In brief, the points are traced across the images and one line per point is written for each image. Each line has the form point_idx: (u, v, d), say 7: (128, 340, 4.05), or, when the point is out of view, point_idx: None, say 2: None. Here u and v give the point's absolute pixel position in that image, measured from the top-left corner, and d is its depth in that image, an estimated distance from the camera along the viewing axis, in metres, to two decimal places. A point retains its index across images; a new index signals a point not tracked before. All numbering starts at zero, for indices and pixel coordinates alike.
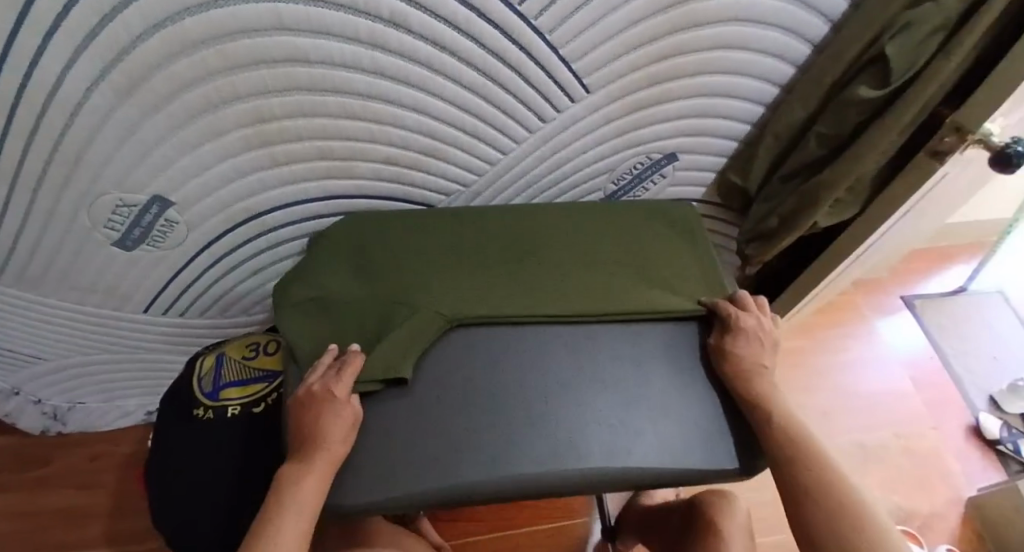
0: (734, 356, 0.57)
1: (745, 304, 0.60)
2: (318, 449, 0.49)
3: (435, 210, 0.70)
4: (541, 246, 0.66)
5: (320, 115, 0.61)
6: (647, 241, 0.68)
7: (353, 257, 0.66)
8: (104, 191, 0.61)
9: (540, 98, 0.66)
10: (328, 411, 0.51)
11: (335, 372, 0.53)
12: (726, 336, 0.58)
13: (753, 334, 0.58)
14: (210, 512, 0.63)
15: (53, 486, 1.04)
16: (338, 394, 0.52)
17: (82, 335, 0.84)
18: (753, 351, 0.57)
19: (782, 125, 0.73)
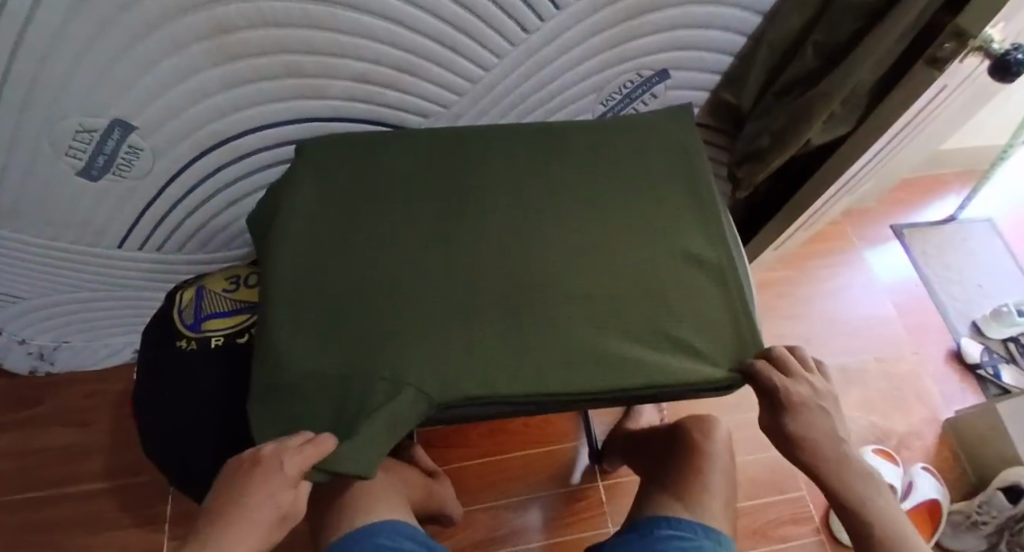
0: (797, 437, 0.52)
1: (787, 367, 0.53)
2: (228, 524, 0.40)
3: (415, 241, 0.58)
4: (542, 286, 0.56)
5: (284, 25, 0.57)
6: (667, 282, 0.57)
7: (315, 308, 0.54)
8: (64, 114, 0.58)
9: (522, 6, 0.62)
10: (268, 494, 0.42)
11: (293, 446, 0.44)
12: (784, 416, 0.52)
13: (814, 406, 0.52)
14: (199, 441, 0.63)
15: (46, 424, 1.05)
16: (288, 473, 0.43)
17: (58, 273, 0.82)
18: (822, 430, 0.52)
19: (778, 37, 0.70)
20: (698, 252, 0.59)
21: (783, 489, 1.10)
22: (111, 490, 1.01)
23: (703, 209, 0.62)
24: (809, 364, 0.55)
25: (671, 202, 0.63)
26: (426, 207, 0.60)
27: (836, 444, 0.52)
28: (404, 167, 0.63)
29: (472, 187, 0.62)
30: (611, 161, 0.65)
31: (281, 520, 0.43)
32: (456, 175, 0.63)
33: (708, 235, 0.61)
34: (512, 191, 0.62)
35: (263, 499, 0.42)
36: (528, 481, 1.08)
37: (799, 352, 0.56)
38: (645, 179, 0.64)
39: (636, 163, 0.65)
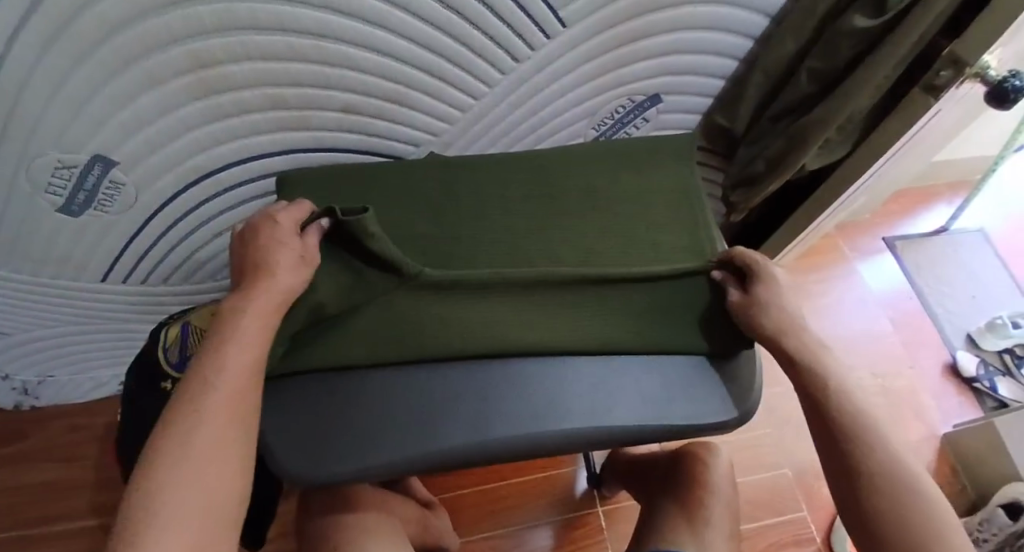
0: (766, 305, 0.55)
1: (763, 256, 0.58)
2: (258, 271, 0.48)
3: (405, 231, 0.59)
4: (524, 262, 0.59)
5: (268, 58, 0.55)
6: (644, 255, 0.60)
7: None
8: (41, 152, 0.56)
9: (512, 34, 0.61)
10: (275, 244, 0.49)
11: (286, 214, 0.52)
12: (754, 286, 0.56)
13: (785, 286, 0.56)
14: None
15: (31, 462, 1.01)
16: (287, 228, 0.51)
17: (41, 308, 0.80)
18: (785, 304, 0.55)
19: (771, 61, 0.69)
20: (682, 237, 0.61)
21: (783, 509, 1.08)
22: (99, 528, 0.98)
23: (705, 245, 0.61)
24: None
25: (673, 235, 0.61)
26: (420, 242, 0.59)
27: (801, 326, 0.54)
28: (393, 204, 0.61)
29: (467, 223, 0.60)
30: (611, 192, 0.63)
31: (299, 261, 0.49)
32: (451, 211, 0.61)
33: (689, 214, 0.63)
34: (509, 227, 0.60)
35: (272, 249, 0.49)
36: (526, 508, 1.06)
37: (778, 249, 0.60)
38: (647, 213, 0.62)
39: (637, 196, 0.63)
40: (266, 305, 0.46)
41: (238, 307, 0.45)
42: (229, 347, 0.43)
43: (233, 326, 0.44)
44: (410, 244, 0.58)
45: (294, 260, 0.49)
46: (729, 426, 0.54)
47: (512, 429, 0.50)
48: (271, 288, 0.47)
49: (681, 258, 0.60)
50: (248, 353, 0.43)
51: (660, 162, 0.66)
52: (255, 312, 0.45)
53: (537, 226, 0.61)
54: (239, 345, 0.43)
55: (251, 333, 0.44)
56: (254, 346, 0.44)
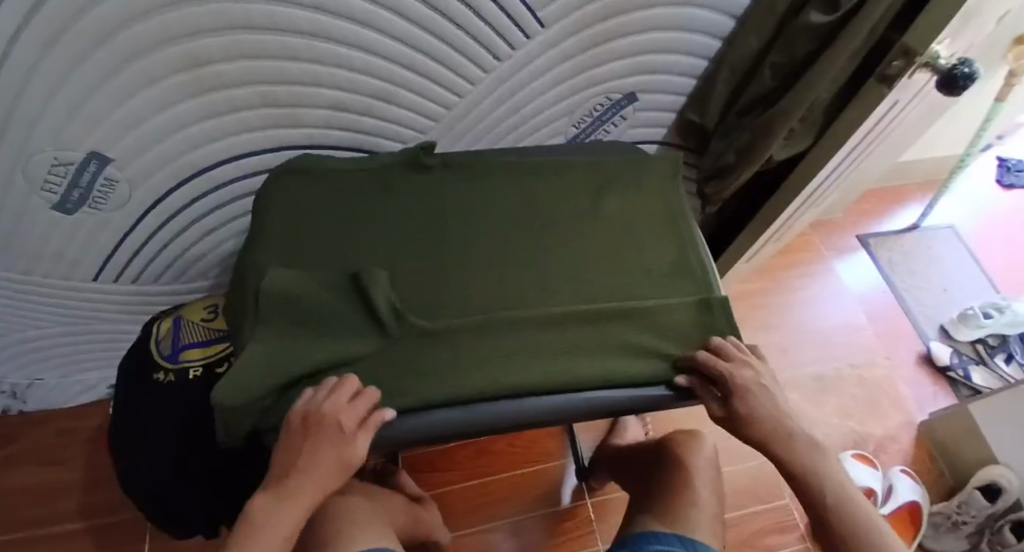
0: (754, 422, 0.52)
1: (727, 355, 0.53)
2: (303, 472, 0.44)
3: (400, 256, 0.56)
4: (524, 280, 0.56)
5: (260, 55, 0.58)
6: (641, 278, 0.58)
7: (288, 332, 0.50)
8: (37, 150, 0.58)
9: (493, 35, 0.64)
10: (325, 452, 0.45)
11: (343, 394, 0.46)
12: (732, 401, 0.52)
13: (756, 384, 0.53)
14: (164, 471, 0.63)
15: (20, 466, 1.02)
16: (348, 434, 0.45)
17: (33, 308, 0.81)
18: (762, 408, 0.52)
19: (737, 59, 0.73)
20: (673, 255, 0.60)
21: (766, 497, 1.11)
22: (90, 531, 0.98)
23: (697, 268, 0.60)
24: (742, 349, 0.55)
25: (666, 252, 0.60)
26: (412, 278, 0.55)
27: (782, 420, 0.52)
28: (380, 234, 0.57)
29: (457, 252, 0.57)
30: (601, 218, 0.61)
31: (341, 470, 0.45)
32: (443, 235, 0.58)
33: (682, 232, 0.62)
34: (500, 256, 0.57)
35: (322, 453, 0.45)
36: (517, 503, 1.08)
37: (732, 337, 0.55)
38: (636, 240, 0.61)
39: (626, 223, 0.61)
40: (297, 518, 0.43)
41: (270, 504, 0.43)
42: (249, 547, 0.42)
43: (260, 527, 0.43)
44: (401, 279, 0.55)
45: (338, 462, 0.45)
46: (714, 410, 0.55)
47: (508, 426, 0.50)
48: (305, 488, 0.44)
49: (675, 285, 0.58)
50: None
51: (649, 177, 0.65)
52: (282, 513, 0.43)
53: (527, 254, 0.58)
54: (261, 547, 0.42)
55: (271, 536, 0.42)
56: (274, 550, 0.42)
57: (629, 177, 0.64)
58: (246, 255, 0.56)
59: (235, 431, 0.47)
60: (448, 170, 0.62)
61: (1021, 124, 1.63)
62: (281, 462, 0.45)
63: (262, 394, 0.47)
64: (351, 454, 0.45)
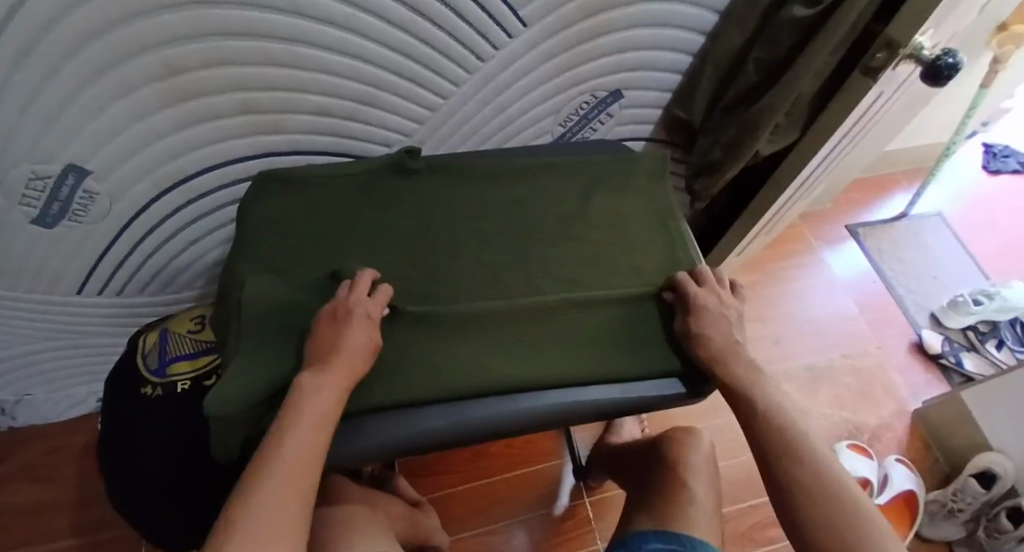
0: (705, 336, 0.52)
1: (702, 278, 0.56)
2: (338, 350, 0.45)
3: (386, 255, 0.56)
4: (512, 279, 0.56)
5: (239, 62, 0.57)
6: (632, 268, 0.58)
7: (277, 335, 0.49)
8: (13, 164, 0.57)
9: (476, 36, 0.64)
10: (356, 331, 0.46)
11: (364, 289, 0.50)
12: (691, 316, 0.53)
13: (716, 310, 0.54)
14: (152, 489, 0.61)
15: (9, 483, 1.00)
16: (372, 318, 0.48)
17: (16, 324, 0.79)
18: (720, 328, 0.53)
19: (721, 55, 0.73)
20: (659, 242, 0.60)
21: (761, 490, 1.12)
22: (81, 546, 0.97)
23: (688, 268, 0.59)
24: (719, 280, 0.57)
25: (652, 240, 0.60)
26: (400, 286, 0.54)
27: (737, 347, 0.53)
28: (366, 245, 0.56)
29: (445, 260, 0.56)
30: (590, 218, 0.60)
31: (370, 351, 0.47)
32: (430, 234, 0.57)
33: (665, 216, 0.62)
34: (490, 263, 0.56)
35: (353, 332, 0.46)
36: (514, 503, 1.07)
37: (714, 271, 0.58)
38: (624, 234, 0.60)
39: (615, 220, 0.61)
40: (340, 388, 0.44)
41: (313, 381, 0.43)
42: (300, 420, 0.41)
43: (307, 401, 0.42)
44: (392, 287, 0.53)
45: (367, 343, 0.47)
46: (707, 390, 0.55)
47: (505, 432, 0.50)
48: (345, 362, 0.45)
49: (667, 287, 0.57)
50: (321, 430, 0.41)
51: (636, 172, 0.64)
52: (326, 387, 0.43)
53: (515, 255, 0.57)
54: (314, 412, 0.42)
55: (320, 405, 0.42)
56: (323, 417, 0.42)
57: (618, 165, 0.63)
58: (228, 265, 0.55)
59: (232, 441, 0.46)
60: (435, 177, 0.60)
61: (1005, 110, 1.64)
62: (314, 350, 0.46)
63: (256, 402, 0.46)
64: (373, 333, 0.47)
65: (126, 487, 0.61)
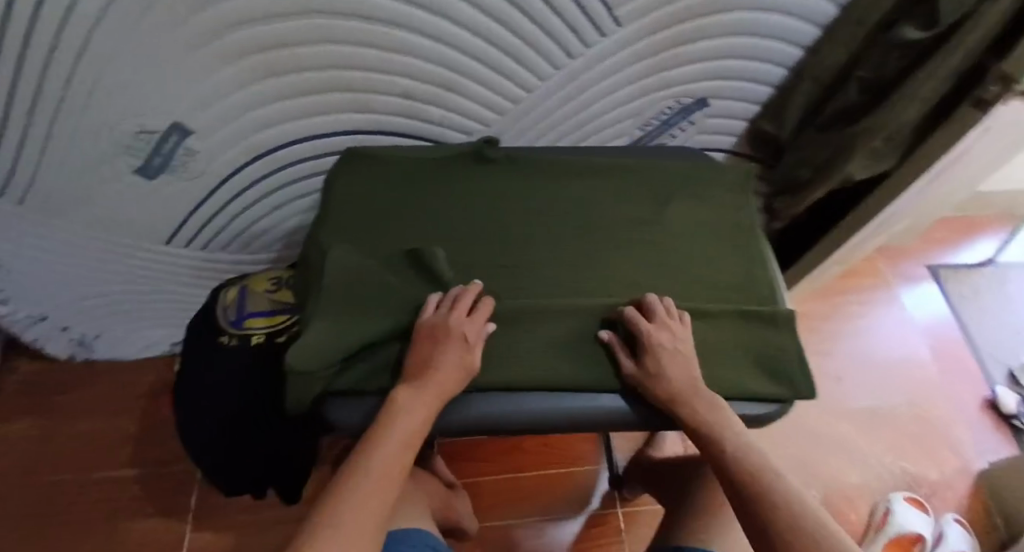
0: (661, 380, 0.48)
1: (653, 314, 0.51)
2: (434, 370, 0.46)
3: (461, 234, 0.57)
4: (581, 273, 0.56)
5: (337, 40, 0.59)
6: (707, 273, 0.56)
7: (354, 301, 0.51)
8: (126, 117, 0.61)
9: (567, 30, 0.64)
10: (452, 351, 0.47)
11: (465, 307, 0.50)
12: (646, 358, 0.49)
13: (673, 348, 0.49)
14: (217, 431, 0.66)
15: (84, 411, 1.08)
16: (469, 339, 0.48)
17: (110, 264, 0.86)
18: (677, 367, 0.49)
19: (821, 71, 0.71)
20: (735, 249, 0.58)
21: None
22: (141, 479, 1.03)
23: (761, 287, 0.56)
24: (672, 313, 0.51)
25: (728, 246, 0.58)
26: (470, 269, 0.55)
27: (701, 387, 0.49)
28: (439, 225, 0.57)
29: (512, 249, 0.56)
30: (664, 223, 0.59)
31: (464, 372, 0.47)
32: (504, 219, 0.58)
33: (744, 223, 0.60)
34: (556, 258, 0.56)
35: (449, 353, 0.47)
36: (543, 503, 1.07)
37: (667, 301, 0.52)
38: (701, 237, 0.58)
39: (692, 222, 0.59)
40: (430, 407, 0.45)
41: (407, 398, 0.45)
42: (393, 433, 0.44)
43: (399, 418, 0.44)
44: (466, 268, 0.55)
45: (459, 364, 0.47)
46: (771, 418, 0.52)
47: (560, 427, 0.51)
48: (438, 382, 0.46)
49: (736, 302, 0.55)
50: (409, 446, 0.44)
51: (717, 179, 0.62)
52: (419, 405, 0.45)
53: (585, 252, 0.57)
54: (404, 429, 0.44)
55: (413, 420, 0.44)
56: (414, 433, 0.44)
57: (698, 169, 0.62)
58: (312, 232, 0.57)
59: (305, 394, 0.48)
60: (513, 167, 0.61)
61: None
62: (412, 363, 0.48)
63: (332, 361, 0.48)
64: (472, 359, 0.48)
65: (192, 428, 0.67)
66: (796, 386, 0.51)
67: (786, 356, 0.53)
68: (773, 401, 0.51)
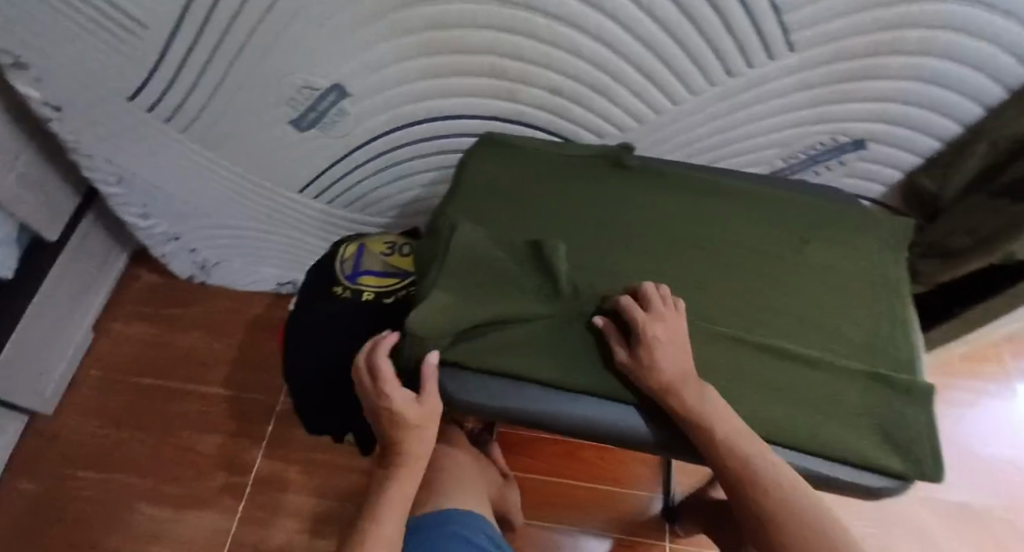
0: (653, 372, 0.47)
1: (647, 302, 0.50)
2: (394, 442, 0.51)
3: (589, 233, 0.57)
4: (702, 300, 0.54)
5: (496, 25, 0.59)
6: (840, 323, 0.53)
7: (476, 279, 0.53)
8: (296, 69, 0.67)
9: (734, 50, 0.58)
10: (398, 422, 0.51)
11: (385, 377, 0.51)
12: (637, 345, 0.47)
13: (666, 338, 0.48)
14: (315, 378, 0.69)
15: (191, 327, 1.18)
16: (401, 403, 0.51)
17: (247, 200, 0.93)
18: (671, 356, 0.47)
19: (1003, 134, 0.65)
20: (874, 307, 0.55)
21: None
22: (230, 399, 1.12)
23: (897, 350, 0.53)
24: (667, 301, 0.50)
25: (864, 302, 0.55)
26: (591, 271, 0.54)
27: (696, 380, 0.47)
28: (569, 222, 0.57)
29: (637, 261, 0.55)
30: (800, 264, 0.56)
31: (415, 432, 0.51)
32: (633, 228, 0.57)
33: (888, 279, 0.56)
34: (682, 279, 0.55)
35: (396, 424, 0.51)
36: (594, 516, 1.06)
37: (663, 289, 0.51)
38: (837, 287, 0.55)
39: (831, 270, 0.56)
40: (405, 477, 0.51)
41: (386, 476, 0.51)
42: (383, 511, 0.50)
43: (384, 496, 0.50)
44: (587, 268, 0.55)
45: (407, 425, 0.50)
46: (886, 493, 0.49)
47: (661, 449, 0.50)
48: (402, 454, 0.51)
49: (865, 361, 0.52)
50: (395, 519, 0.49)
51: (865, 229, 0.58)
52: (397, 476, 0.51)
53: (714, 276, 0.55)
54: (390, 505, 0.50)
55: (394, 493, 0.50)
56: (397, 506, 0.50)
57: (850, 216, 0.59)
58: (444, 208, 0.59)
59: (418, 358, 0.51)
60: (651, 178, 0.60)
61: None
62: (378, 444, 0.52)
63: (446, 330, 0.50)
64: (413, 414, 0.50)
65: (294, 369, 0.70)
66: (921, 464, 0.48)
67: (916, 429, 0.49)
68: (894, 477, 0.48)
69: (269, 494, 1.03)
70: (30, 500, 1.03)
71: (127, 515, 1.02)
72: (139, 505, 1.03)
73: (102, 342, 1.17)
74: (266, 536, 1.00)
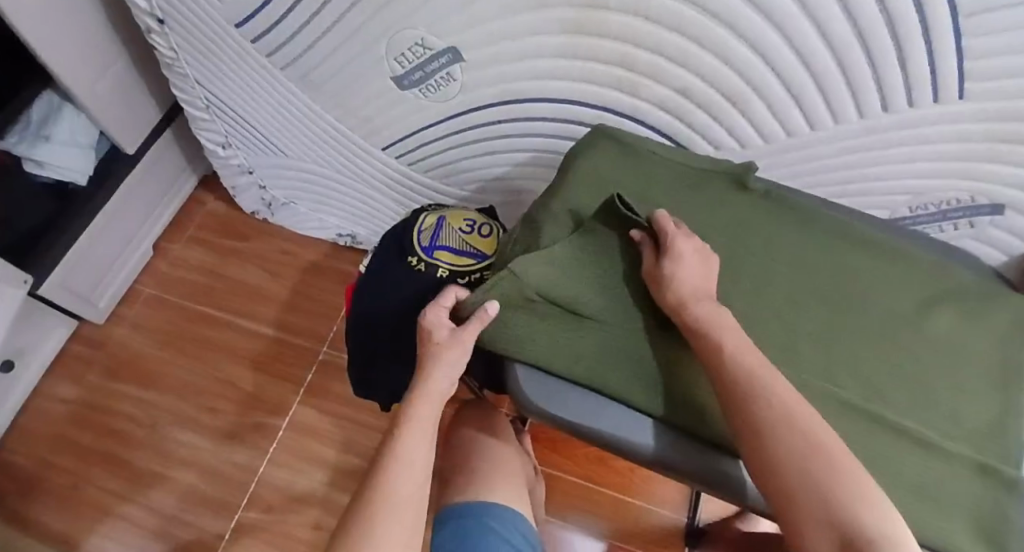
0: (675, 281, 0.47)
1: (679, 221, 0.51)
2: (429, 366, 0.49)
3: None
4: (807, 348, 0.50)
5: (643, 15, 0.55)
6: (957, 404, 0.49)
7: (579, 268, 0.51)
8: (416, 26, 0.64)
9: (899, 84, 0.53)
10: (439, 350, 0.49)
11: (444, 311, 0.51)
12: (665, 256, 0.48)
13: (693, 254, 0.49)
14: (375, 342, 0.68)
15: (246, 262, 1.18)
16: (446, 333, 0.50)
17: (327, 147, 0.92)
18: (696, 272, 0.48)
19: None
20: (998, 393, 0.50)
21: None
22: (274, 339, 1.12)
23: (1010, 443, 0.48)
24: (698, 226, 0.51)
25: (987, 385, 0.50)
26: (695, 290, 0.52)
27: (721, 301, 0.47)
28: None
29: (744, 291, 0.52)
30: (920, 327, 0.51)
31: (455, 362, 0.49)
32: (744, 255, 0.54)
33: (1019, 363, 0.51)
34: (789, 321, 0.51)
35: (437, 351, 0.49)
36: (615, 526, 1.03)
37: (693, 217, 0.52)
38: (958, 363, 0.50)
39: (955, 342, 0.51)
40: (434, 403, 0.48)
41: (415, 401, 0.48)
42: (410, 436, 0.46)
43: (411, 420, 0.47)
44: None
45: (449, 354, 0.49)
46: None
47: (732, 500, 0.47)
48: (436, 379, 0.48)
49: (974, 449, 0.47)
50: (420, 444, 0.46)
51: (999, 306, 0.53)
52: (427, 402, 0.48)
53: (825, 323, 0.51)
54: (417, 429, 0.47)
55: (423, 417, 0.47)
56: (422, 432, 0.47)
57: (976, 287, 0.54)
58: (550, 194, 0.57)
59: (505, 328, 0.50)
60: (771, 205, 0.56)
61: None
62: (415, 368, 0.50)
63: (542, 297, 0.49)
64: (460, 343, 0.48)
65: (356, 329, 0.69)
66: None
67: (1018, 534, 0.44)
68: None
69: (297, 440, 1.04)
70: (74, 398, 1.06)
71: (160, 433, 1.04)
72: (174, 426, 1.05)
73: (161, 260, 1.19)
74: (290, 480, 1.01)
